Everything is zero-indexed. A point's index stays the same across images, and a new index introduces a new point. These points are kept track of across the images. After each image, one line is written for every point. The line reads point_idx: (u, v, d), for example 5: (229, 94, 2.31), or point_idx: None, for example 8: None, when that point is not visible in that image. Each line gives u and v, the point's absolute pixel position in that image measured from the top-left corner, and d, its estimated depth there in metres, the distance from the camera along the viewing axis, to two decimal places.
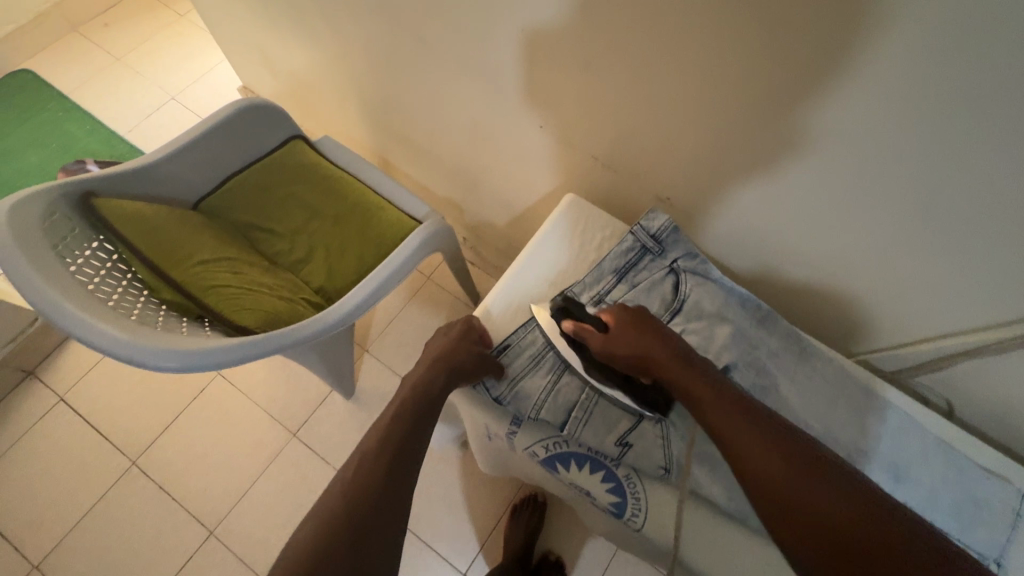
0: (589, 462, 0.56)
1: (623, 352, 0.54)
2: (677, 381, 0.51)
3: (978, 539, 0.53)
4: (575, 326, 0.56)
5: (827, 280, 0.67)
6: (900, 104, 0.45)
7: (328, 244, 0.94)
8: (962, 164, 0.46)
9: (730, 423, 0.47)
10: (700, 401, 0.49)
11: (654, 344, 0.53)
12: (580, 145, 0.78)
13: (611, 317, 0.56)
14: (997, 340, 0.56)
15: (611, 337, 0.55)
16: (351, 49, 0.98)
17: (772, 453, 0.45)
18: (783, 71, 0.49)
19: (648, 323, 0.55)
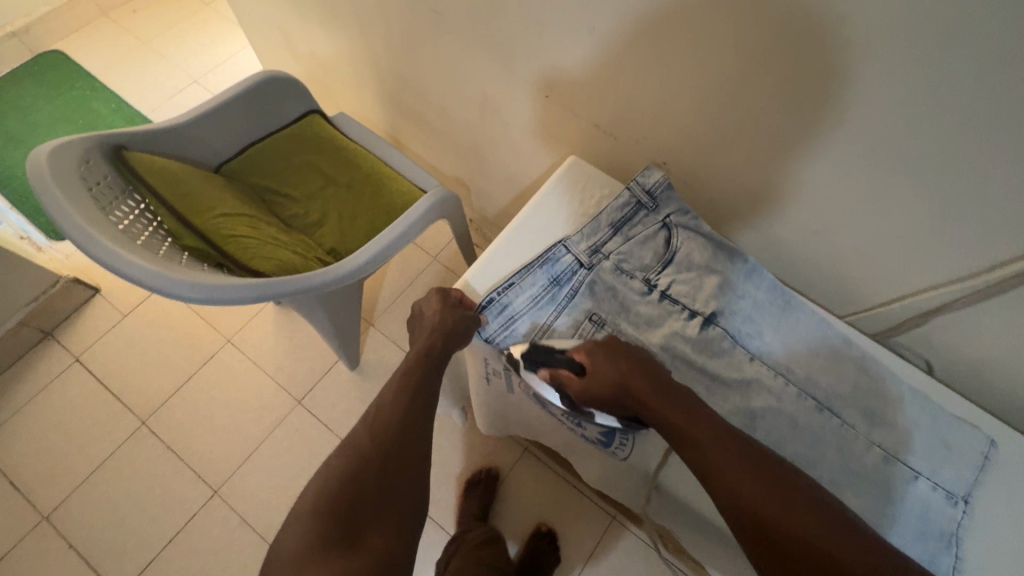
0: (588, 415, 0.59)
1: (602, 391, 0.54)
2: (655, 409, 0.52)
3: (947, 478, 0.56)
4: (551, 374, 0.56)
5: (814, 245, 0.70)
6: (894, 52, 0.47)
7: (342, 208, 0.98)
8: (956, 112, 0.48)
9: (708, 444, 0.49)
10: (678, 426, 0.50)
11: (631, 375, 0.53)
12: (584, 113, 0.81)
13: (584, 356, 0.56)
14: (977, 290, 0.59)
15: (589, 379, 0.55)
16: (369, 28, 1.03)
17: (745, 475, 0.47)
18: (775, 22, 0.52)
19: (620, 352, 0.55)
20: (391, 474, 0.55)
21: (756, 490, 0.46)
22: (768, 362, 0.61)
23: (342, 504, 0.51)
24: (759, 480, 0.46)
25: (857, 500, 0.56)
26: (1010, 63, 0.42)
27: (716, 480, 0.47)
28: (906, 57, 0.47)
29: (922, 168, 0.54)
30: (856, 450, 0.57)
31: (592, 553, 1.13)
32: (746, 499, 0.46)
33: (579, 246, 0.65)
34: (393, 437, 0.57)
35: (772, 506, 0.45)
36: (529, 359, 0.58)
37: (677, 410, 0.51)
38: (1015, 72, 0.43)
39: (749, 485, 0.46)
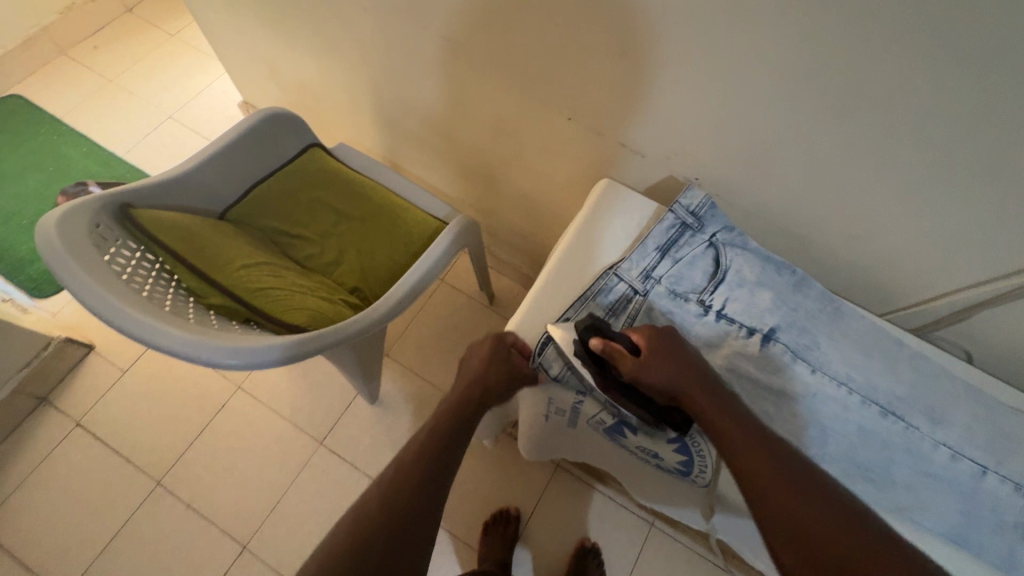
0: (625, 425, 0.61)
1: (654, 377, 0.54)
2: (707, 409, 0.53)
3: (1014, 468, 0.57)
4: (605, 345, 0.55)
5: (854, 248, 0.71)
6: (956, 67, 0.47)
7: (358, 244, 0.95)
8: (1016, 122, 0.49)
9: (746, 447, 0.50)
10: (721, 424, 0.51)
11: (687, 375, 0.54)
12: (608, 132, 0.81)
13: (642, 339, 0.56)
14: (1016, 285, 0.62)
15: (646, 360, 0.55)
16: (368, 55, 1.00)
17: (782, 482, 0.47)
18: (826, 42, 0.52)
19: (678, 349, 0.56)
20: (441, 494, 0.55)
21: (792, 496, 0.47)
22: (830, 371, 0.61)
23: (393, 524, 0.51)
24: (797, 490, 0.47)
25: (932, 498, 0.57)
26: None
27: (751, 478, 0.48)
28: (970, 71, 0.47)
29: (975, 176, 0.55)
30: (924, 451, 0.58)
31: (635, 563, 1.13)
32: (781, 504, 0.46)
33: (629, 274, 0.65)
34: (439, 462, 0.57)
35: (806, 514, 0.46)
36: (585, 326, 0.58)
37: (725, 412, 0.52)
38: None
39: (781, 490, 0.47)
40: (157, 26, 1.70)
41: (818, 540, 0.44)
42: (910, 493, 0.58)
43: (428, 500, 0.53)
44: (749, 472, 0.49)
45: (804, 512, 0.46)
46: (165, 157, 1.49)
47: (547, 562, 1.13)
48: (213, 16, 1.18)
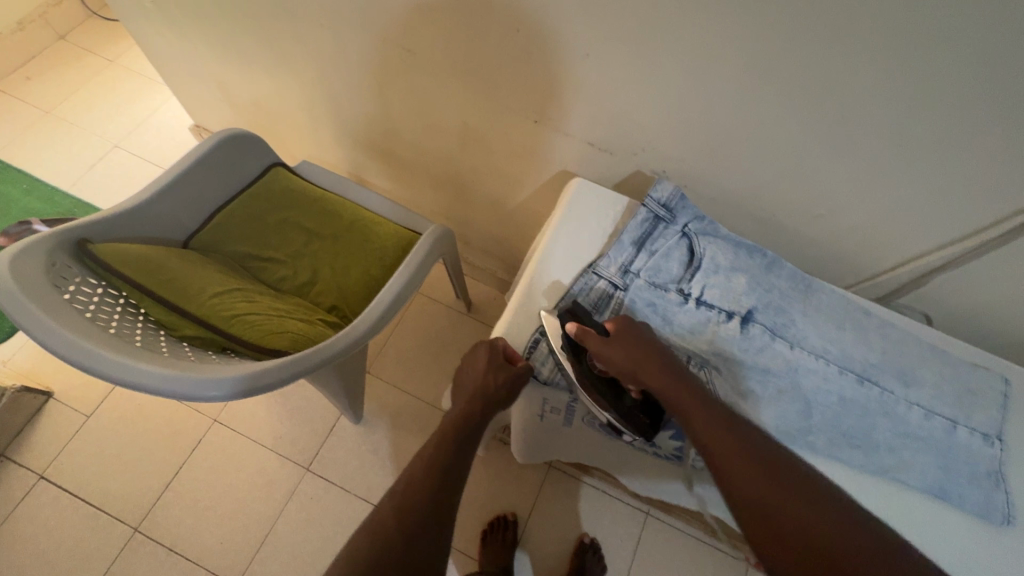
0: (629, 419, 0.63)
1: (619, 361, 0.57)
2: (666, 390, 0.56)
3: (979, 421, 0.62)
4: (579, 328, 0.59)
5: (817, 225, 0.75)
6: (897, 49, 0.51)
7: (332, 262, 0.94)
8: (954, 96, 0.52)
9: (704, 423, 0.53)
10: (680, 403, 0.55)
11: (651, 360, 0.57)
12: (575, 132, 0.82)
13: (612, 325, 0.60)
14: (968, 250, 0.67)
15: (613, 344, 0.58)
16: (326, 70, 0.98)
17: (739, 459, 0.51)
18: (784, 30, 0.54)
19: (645, 337, 0.59)
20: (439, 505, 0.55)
21: (748, 474, 0.50)
22: (808, 347, 0.64)
23: (406, 526, 0.53)
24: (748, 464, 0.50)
25: (913, 457, 0.60)
26: (1004, 50, 0.47)
27: (708, 452, 0.52)
28: (911, 51, 0.51)
29: (924, 149, 0.59)
30: (901, 414, 0.61)
31: (634, 553, 1.14)
32: (744, 481, 0.50)
33: (609, 271, 0.66)
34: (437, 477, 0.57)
35: (765, 490, 0.49)
36: (563, 313, 0.62)
37: (684, 391, 0.55)
38: (1009, 58, 0.47)
39: (734, 465, 0.51)
40: (94, 53, 1.63)
41: (778, 513, 0.48)
42: (893, 455, 0.60)
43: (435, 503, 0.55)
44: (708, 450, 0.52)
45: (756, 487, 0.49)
46: (114, 188, 1.42)
47: (548, 563, 1.13)
48: (156, 38, 1.13)
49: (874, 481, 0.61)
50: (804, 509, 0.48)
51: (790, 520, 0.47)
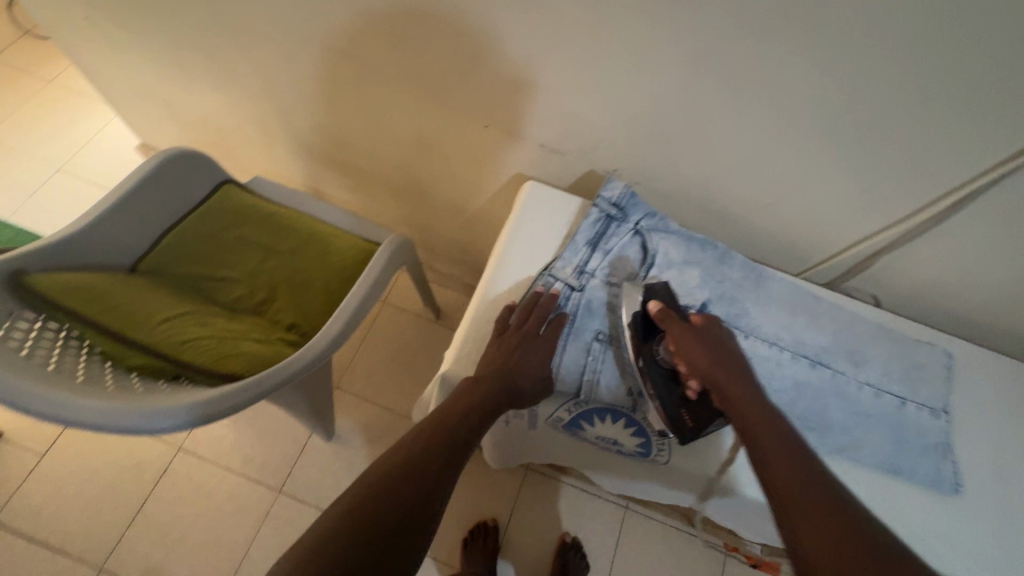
0: (610, 412, 0.61)
1: (687, 350, 0.57)
2: (735, 400, 0.53)
3: (926, 394, 0.64)
4: (662, 310, 0.59)
5: (766, 215, 0.77)
6: (824, 37, 0.53)
7: (289, 278, 0.91)
8: (880, 80, 0.55)
9: (777, 449, 0.49)
10: (747, 418, 0.51)
11: (725, 361, 0.56)
12: (527, 135, 0.82)
13: (699, 320, 0.60)
14: (907, 230, 0.69)
15: (696, 333, 0.58)
16: (273, 83, 0.96)
17: (806, 496, 0.45)
18: (718, 25, 0.56)
19: (729, 343, 0.58)
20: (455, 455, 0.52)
21: (811, 512, 0.44)
22: (761, 335, 0.66)
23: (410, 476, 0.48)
24: (816, 505, 0.44)
25: (867, 435, 0.62)
26: (920, 34, 0.50)
27: (773, 479, 0.47)
28: (837, 38, 0.53)
29: (859, 133, 0.61)
30: (853, 393, 0.64)
31: (616, 549, 1.15)
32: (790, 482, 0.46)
33: (564, 273, 0.67)
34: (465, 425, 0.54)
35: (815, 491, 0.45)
36: (648, 290, 0.62)
37: (753, 411, 0.52)
38: (925, 40, 0.50)
39: (800, 500, 0.45)
40: (29, 73, 1.56)
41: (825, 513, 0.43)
42: (847, 434, 0.62)
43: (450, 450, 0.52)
44: (772, 474, 0.47)
45: (819, 526, 0.42)
46: (58, 213, 1.36)
47: (531, 566, 1.13)
48: (93, 57, 1.09)
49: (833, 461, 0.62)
50: (881, 561, 0.40)
51: (853, 569, 0.39)
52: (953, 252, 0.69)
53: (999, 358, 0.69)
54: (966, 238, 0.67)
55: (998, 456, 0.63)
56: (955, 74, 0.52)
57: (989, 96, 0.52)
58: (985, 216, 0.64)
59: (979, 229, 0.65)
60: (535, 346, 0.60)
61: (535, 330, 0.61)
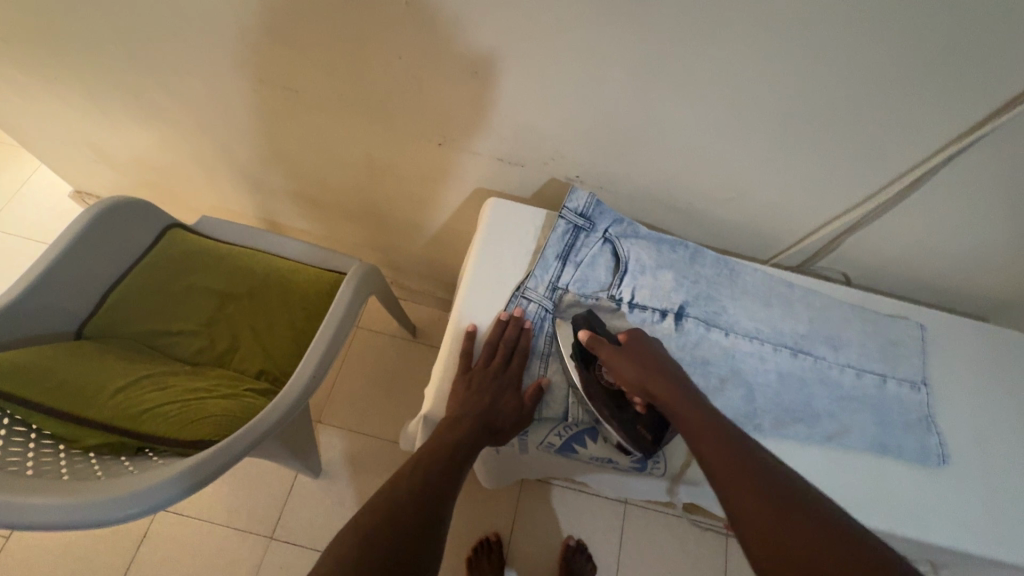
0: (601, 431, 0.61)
1: (621, 373, 0.57)
2: (673, 406, 0.54)
3: (904, 369, 0.65)
4: (591, 336, 0.59)
5: (731, 207, 0.76)
6: (770, 29, 0.52)
7: (252, 322, 0.87)
8: (829, 67, 0.54)
9: (712, 444, 0.50)
10: (693, 436, 0.52)
11: (657, 375, 0.56)
12: (482, 150, 0.80)
13: (626, 336, 0.60)
14: (869, 209, 0.70)
15: (624, 355, 0.58)
16: (208, 118, 0.91)
17: (750, 492, 0.46)
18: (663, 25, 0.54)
19: (659, 355, 0.59)
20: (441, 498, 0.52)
21: (753, 509, 0.45)
22: (741, 330, 0.65)
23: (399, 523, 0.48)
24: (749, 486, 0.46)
25: (854, 419, 0.62)
26: (864, 19, 0.49)
27: (709, 469, 0.49)
28: (783, 30, 0.52)
29: (815, 119, 0.60)
30: (835, 377, 0.64)
31: (621, 546, 1.15)
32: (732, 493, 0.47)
33: (537, 291, 0.65)
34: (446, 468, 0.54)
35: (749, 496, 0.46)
36: (576, 318, 0.62)
37: (696, 428, 0.52)
38: (869, 25, 0.50)
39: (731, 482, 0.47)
40: None
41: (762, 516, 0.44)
42: (834, 419, 0.62)
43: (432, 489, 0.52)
44: (708, 464, 0.50)
45: (749, 502, 0.45)
46: None
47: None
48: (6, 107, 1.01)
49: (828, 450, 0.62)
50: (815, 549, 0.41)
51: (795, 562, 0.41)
52: (914, 225, 0.70)
53: (969, 324, 0.70)
54: (924, 211, 0.68)
55: (978, 420, 0.65)
56: (902, 56, 0.52)
57: (937, 77, 0.53)
58: (941, 189, 0.65)
59: (936, 201, 0.66)
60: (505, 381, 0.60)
61: (502, 365, 0.61)
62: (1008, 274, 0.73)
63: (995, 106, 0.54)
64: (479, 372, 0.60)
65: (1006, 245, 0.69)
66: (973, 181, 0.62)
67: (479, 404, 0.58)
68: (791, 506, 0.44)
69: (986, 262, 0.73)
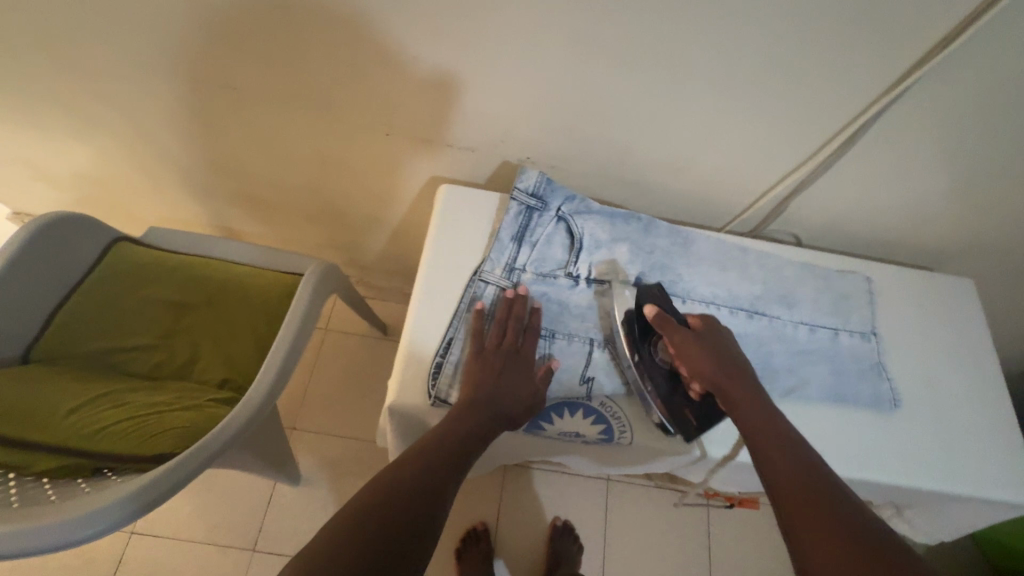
0: (567, 406, 0.60)
1: (687, 360, 0.57)
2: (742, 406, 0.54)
3: (855, 321, 0.68)
4: (661, 318, 0.59)
5: (681, 178, 0.78)
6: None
7: (211, 331, 0.84)
8: (758, 31, 0.56)
9: (773, 448, 0.50)
10: (754, 433, 0.52)
11: (726, 368, 0.57)
12: (432, 137, 0.79)
13: (700, 322, 0.61)
14: (812, 170, 0.72)
15: (702, 335, 0.59)
16: (145, 124, 0.87)
17: (808, 496, 0.45)
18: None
19: (726, 346, 0.59)
20: (443, 489, 0.49)
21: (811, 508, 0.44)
22: (697, 296, 0.67)
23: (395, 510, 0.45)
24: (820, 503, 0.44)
25: (811, 372, 0.64)
26: None
27: (775, 475, 0.48)
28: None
29: (750, 84, 0.62)
30: (790, 334, 0.66)
31: (607, 522, 1.17)
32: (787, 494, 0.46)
33: (495, 274, 0.65)
34: (448, 458, 0.51)
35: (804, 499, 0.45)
36: (642, 293, 0.62)
37: (760, 427, 0.52)
38: None
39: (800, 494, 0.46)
40: None
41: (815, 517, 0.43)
42: (792, 374, 0.64)
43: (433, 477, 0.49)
44: (768, 468, 0.49)
45: (807, 505, 0.44)
46: None
47: (529, 559, 1.12)
48: None
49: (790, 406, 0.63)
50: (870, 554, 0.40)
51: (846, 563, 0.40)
52: (856, 181, 0.73)
53: (914, 272, 0.73)
54: (864, 167, 0.70)
55: (927, 364, 0.67)
56: (827, 14, 0.53)
57: (861, 34, 0.54)
58: (876, 144, 0.67)
59: (873, 156, 0.69)
60: (502, 363, 0.59)
61: (513, 347, 0.60)
62: (945, 222, 0.77)
63: (918, 57, 0.56)
64: (494, 354, 0.59)
65: (941, 194, 0.72)
66: (905, 132, 0.65)
67: (484, 381, 0.57)
68: (869, 530, 0.42)
69: (925, 213, 0.76)
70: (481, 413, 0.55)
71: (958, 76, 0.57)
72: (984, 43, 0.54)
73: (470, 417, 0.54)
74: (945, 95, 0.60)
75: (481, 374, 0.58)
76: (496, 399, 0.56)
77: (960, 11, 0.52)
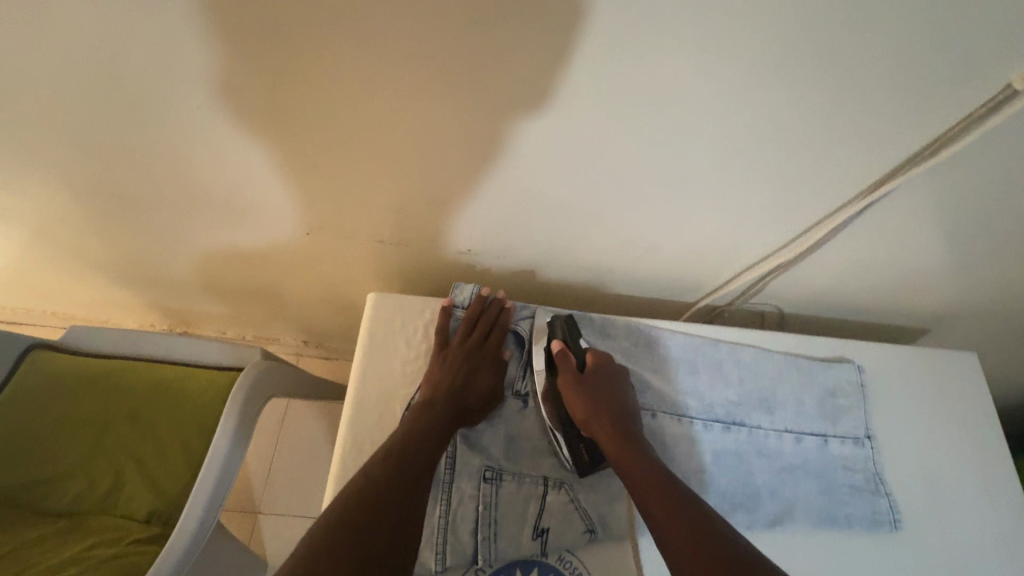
0: (521, 566, 0.52)
1: (576, 396, 0.56)
2: (626, 449, 0.52)
3: (845, 424, 0.60)
4: (560, 348, 0.59)
5: (639, 263, 0.70)
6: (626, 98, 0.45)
7: (135, 452, 0.76)
8: (702, 127, 0.48)
9: (655, 487, 0.48)
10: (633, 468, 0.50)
11: (617, 406, 0.55)
12: (361, 233, 0.71)
13: (595, 357, 0.58)
14: (783, 259, 0.65)
15: (588, 377, 0.57)
16: (46, 226, 0.79)
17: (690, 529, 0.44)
18: (516, 104, 0.47)
19: (619, 381, 0.57)
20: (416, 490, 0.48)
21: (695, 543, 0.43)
22: (666, 409, 0.59)
23: (366, 518, 0.44)
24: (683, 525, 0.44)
25: (799, 491, 0.57)
26: (724, 79, 0.43)
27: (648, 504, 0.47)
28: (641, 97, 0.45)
29: (701, 177, 0.54)
30: (774, 446, 0.58)
31: None
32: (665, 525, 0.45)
33: None
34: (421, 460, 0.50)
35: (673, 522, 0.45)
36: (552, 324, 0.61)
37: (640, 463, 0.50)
38: (731, 84, 0.43)
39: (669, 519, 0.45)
40: None
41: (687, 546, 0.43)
42: (776, 498, 0.56)
43: (409, 480, 0.48)
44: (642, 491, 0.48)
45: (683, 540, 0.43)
46: None
47: None
48: None
49: (784, 535, 0.55)
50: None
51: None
52: (832, 262, 0.65)
53: (909, 352, 0.65)
54: (841, 249, 0.63)
55: (931, 466, 0.60)
56: (779, 108, 0.45)
57: (819, 124, 0.47)
58: (853, 227, 0.59)
59: (849, 240, 0.61)
60: (468, 365, 0.58)
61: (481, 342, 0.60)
62: (932, 295, 0.69)
63: (897, 145, 0.49)
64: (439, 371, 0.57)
65: (926, 274, 0.65)
66: (886, 217, 0.57)
67: (454, 381, 0.56)
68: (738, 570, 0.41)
69: (910, 288, 0.69)
70: (450, 412, 0.54)
71: (942, 162, 0.50)
72: (981, 140, 0.47)
73: (439, 412, 0.53)
74: (930, 185, 0.53)
75: (451, 372, 0.57)
76: (460, 401, 0.55)
77: (937, 102, 0.44)
